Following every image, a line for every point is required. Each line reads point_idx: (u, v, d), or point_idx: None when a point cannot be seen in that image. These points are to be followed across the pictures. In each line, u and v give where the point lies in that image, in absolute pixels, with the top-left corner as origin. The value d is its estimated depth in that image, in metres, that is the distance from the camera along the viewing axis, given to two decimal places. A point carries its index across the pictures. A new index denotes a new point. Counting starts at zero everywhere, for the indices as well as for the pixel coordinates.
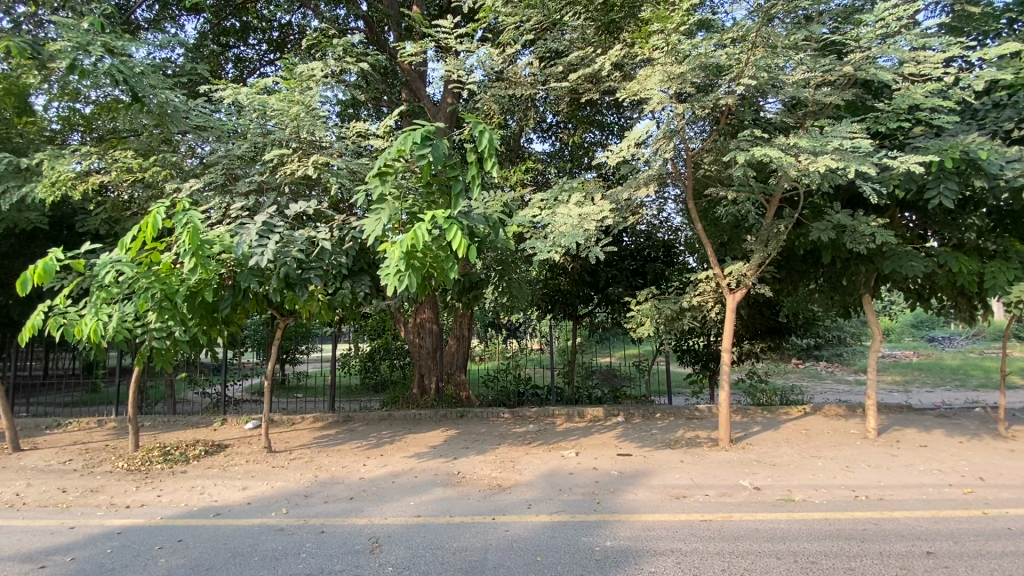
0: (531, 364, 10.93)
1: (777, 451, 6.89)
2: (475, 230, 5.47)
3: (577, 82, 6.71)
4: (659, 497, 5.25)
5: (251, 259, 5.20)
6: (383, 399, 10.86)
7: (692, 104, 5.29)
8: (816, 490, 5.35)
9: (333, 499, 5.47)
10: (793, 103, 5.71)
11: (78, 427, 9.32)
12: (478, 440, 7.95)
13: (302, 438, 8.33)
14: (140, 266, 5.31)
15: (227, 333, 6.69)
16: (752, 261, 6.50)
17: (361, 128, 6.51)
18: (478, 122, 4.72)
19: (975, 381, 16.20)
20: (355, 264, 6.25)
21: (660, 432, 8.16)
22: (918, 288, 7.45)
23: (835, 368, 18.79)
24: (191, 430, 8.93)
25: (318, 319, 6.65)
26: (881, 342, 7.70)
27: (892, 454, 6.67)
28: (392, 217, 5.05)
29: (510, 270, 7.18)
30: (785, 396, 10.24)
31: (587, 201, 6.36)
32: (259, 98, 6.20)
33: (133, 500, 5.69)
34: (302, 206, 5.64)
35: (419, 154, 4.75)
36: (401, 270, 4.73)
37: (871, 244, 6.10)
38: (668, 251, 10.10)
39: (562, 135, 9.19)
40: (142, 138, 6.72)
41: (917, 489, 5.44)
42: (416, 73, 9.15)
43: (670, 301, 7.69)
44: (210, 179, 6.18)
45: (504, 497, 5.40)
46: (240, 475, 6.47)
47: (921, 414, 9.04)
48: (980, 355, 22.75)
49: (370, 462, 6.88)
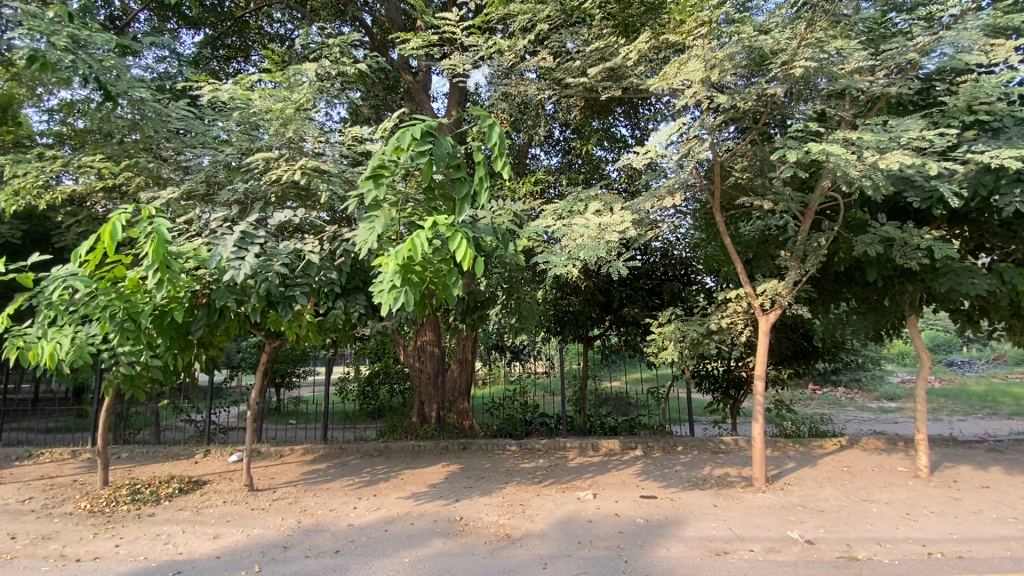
0: (538, 390, 10.11)
1: (822, 493, 6.10)
2: (482, 242, 4.90)
3: (596, 77, 6.18)
4: (697, 554, 4.49)
5: (226, 274, 4.55)
6: (379, 428, 10.19)
7: (733, 96, 4.72)
8: (880, 545, 4.57)
9: (315, 553, 4.70)
10: (838, 101, 5.14)
11: (50, 458, 8.63)
12: (483, 477, 7.17)
13: (288, 474, 7.57)
14: (101, 282, 4.64)
15: (206, 358, 6.04)
16: (789, 279, 5.86)
17: (358, 132, 6.02)
18: (487, 114, 4.14)
19: (1007, 409, 15.21)
20: (349, 281, 5.69)
21: (684, 469, 7.38)
22: (967, 310, 6.79)
23: (855, 396, 18.00)
24: (169, 464, 8.22)
25: (307, 342, 6.01)
26: (930, 369, 6.92)
27: (954, 497, 5.84)
28: (388, 226, 4.41)
29: (518, 289, 6.50)
30: (814, 426, 9.43)
31: (605, 211, 5.79)
32: (242, 96, 5.73)
33: (86, 551, 4.93)
34: (287, 214, 5.04)
35: (418, 152, 4.12)
36: (396, 286, 4.07)
37: (924, 259, 5.45)
38: (686, 269, 9.43)
39: (570, 150, 8.76)
40: (116, 142, 6.13)
41: (999, 543, 4.61)
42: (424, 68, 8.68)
43: (696, 324, 6.96)
44: (189, 187, 5.68)
45: (514, 552, 4.62)
46: (214, 519, 5.71)
47: (969, 448, 8.20)
48: (1004, 381, 21.87)
49: (361, 505, 6.10)
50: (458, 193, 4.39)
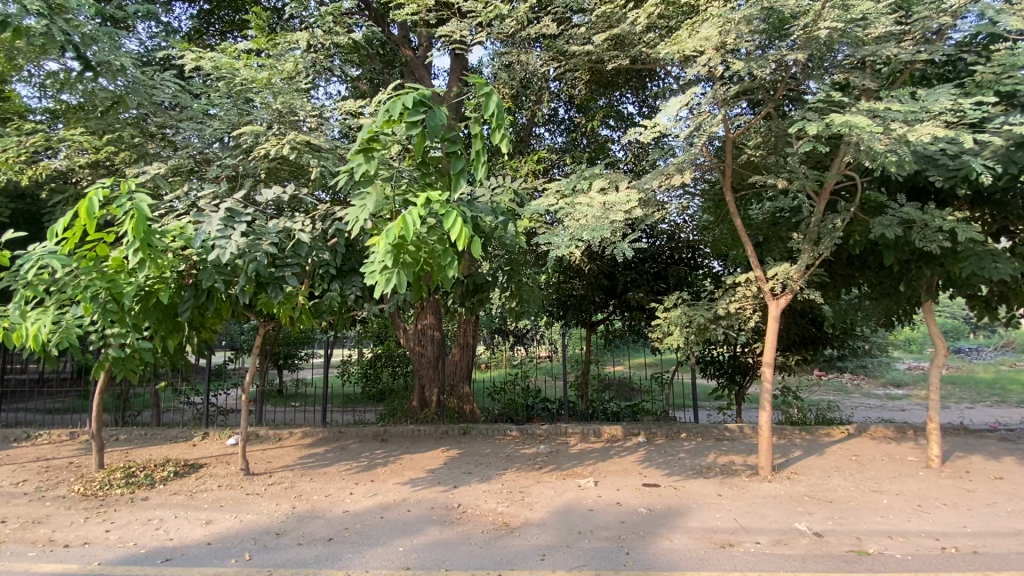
0: (540, 374, 9.98)
1: (829, 483, 5.93)
2: (480, 222, 4.69)
3: (602, 46, 5.88)
4: (701, 545, 4.33)
5: (211, 254, 4.36)
6: (380, 411, 10.11)
7: (746, 64, 4.47)
8: (892, 538, 4.39)
9: (308, 541, 4.58)
10: (855, 73, 4.90)
11: (48, 439, 8.58)
12: (483, 463, 7.05)
13: (285, 458, 7.47)
14: (82, 261, 4.48)
15: (199, 342, 5.88)
16: (802, 262, 5.63)
17: (353, 105, 5.80)
18: (484, 82, 3.89)
19: (1015, 397, 15.00)
20: (344, 263, 5.50)
21: (688, 456, 7.23)
22: (985, 296, 6.53)
23: (862, 382, 17.83)
24: (167, 447, 8.15)
25: (301, 325, 5.82)
26: (944, 356, 6.68)
27: (967, 489, 5.64)
28: (379, 203, 4.19)
29: (520, 271, 6.29)
30: (822, 414, 9.24)
31: (611, 190, 5.56)
32: (228, 66, 5.52)
33: (76, 536, 4.83)
34: (276, 191, 4.82)
35: (409, 122, 3.88)
36: (388, 267, 3.85)
37: (944, 242, 5.19)
38: (693, 253, 9.19)
39: (574, 130, 8.43)
40: (100, 116, 5.92)
41: (1018, 538, 4.39)
42: (425, 41, 8.40)
43: (703, 308, 6.75)
44: (175, 163, 5.48)
45: (512, 542, 4.48)
46: (208, 504, 5.60)
47: (981, 437, 7.99)
48: (1012, 368, 21.64)
49: (358, 490, 5.98)
50: (454, 168, 4.14)
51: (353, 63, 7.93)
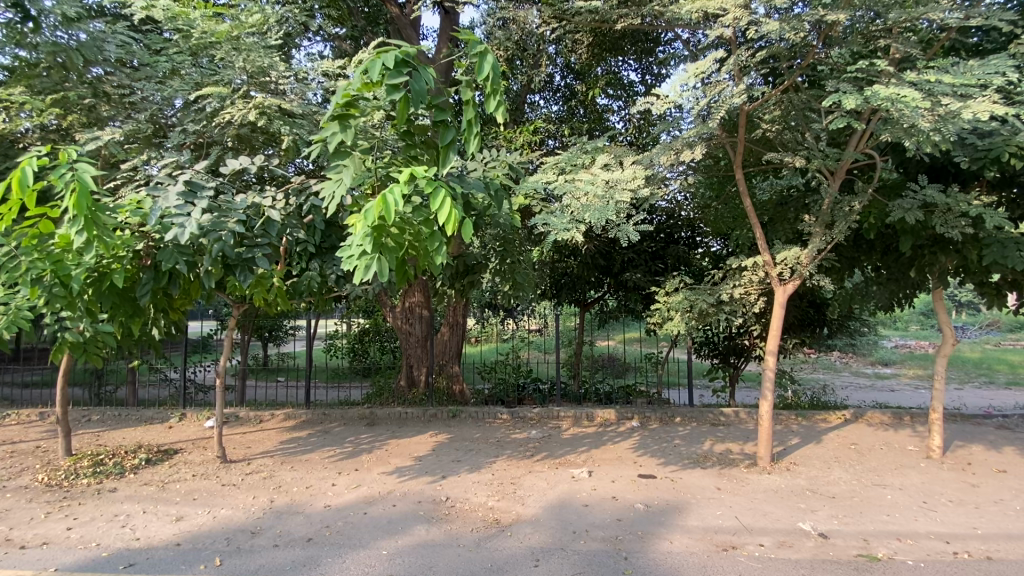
0: (531, 350, 9.55)
1: (829, 476, 5.74)
2: (471, 199, 4.27)
3: (610, 3, 5.37)
4: (703, 548, 4.11)
5: (168, 234, 3.88)
6: (366, 389, 9.80)
7: (766, 25, 4.04)
8: (901, 541, 4.20)
9: (285, 542, 4.28)
10: (877, 40, 4.52)
11: (15, 420, 8.16)
12: (472, 450, 6.77)
13: (265, 442, 7.14)
14: (23, 240, 4.00)
15: (167, 324, 5.44)
16: (813, 246, 5.29)
17: (333, 65, 5.29)
18: (477, 40, 3.41)
19: (1002, 377, 15.17)
20: (323, 241, 5.06)
21: (682, 443, 7.03)
22: (998, 283, 6.26)
23: (851, 359, 17.90)
24: (142, 429, 7.80)
25: (278, 307, 5.41)
26: (951, 344, 6.44)
27: (970, 484, 5.47)
28: (358, 178, 3.73)
29: (512, 251, 5.93)
30: (815, 396, 9.09)
31: (615, 165, 5.16)
32: (182, 14, 4.96)
33: (33, 535, 4.47)
34: (243, 161, 4.31)
35: (392, 86, 3.38)
36: (368, 253, 3.42)
37: (967, 228, 4.87)
38: (691, 231, 8.86)
39: (571, 98, 7.84)
40: (46, 74, 5.31)
41: None
42: None
43: (705, 293, 6.46)
44: (131, 127, 4.95)
45: (503, 544, 4.21)
46: (180, 497, 5.28)
47: (976, 423, 7.89)
48: (995, 347, 21.94)
49: (340, 481, 5.68)
50: (442, 139, 3.67)
51: (333, 20, 7.43)
